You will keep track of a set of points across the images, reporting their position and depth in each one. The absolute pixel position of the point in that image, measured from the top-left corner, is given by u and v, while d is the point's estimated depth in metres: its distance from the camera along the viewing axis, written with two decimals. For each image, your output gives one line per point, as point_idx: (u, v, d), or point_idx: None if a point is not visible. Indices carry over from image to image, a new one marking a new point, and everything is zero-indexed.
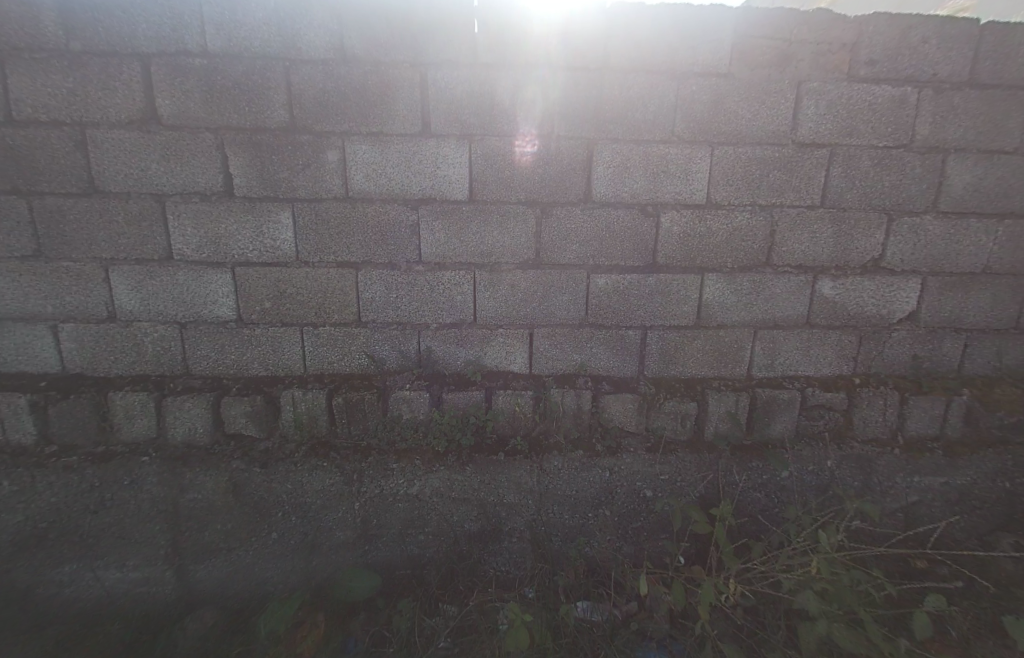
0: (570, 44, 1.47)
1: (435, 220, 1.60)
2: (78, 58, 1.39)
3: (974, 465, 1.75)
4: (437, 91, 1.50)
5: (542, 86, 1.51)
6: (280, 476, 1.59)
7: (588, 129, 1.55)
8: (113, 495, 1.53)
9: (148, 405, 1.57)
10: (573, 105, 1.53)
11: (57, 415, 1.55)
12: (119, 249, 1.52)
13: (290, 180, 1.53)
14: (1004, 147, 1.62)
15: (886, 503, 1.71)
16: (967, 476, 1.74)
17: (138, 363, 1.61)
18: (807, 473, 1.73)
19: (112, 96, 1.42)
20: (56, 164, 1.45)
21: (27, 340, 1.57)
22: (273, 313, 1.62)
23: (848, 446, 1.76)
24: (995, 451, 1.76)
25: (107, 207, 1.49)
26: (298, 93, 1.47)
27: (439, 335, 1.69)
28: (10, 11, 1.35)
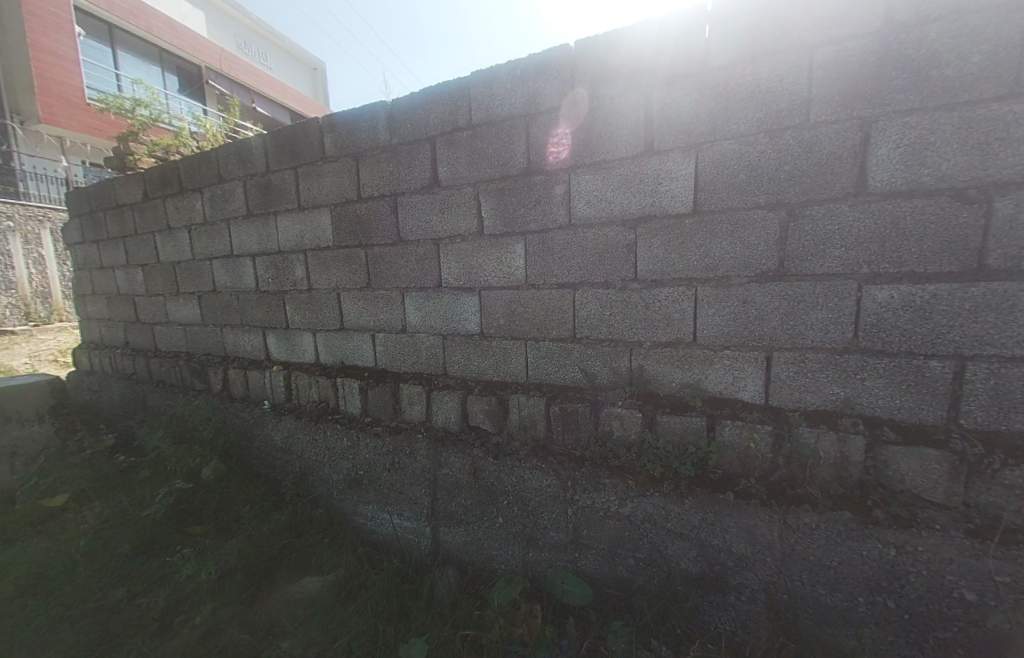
0: (830, 16, 1.25)
1: (655, 237, 1.57)
2: (395, 149, 1.99)
3: None
4: (661, 110, 1.50)
5: (789, 73, 1.31)
6: (507, 469, 1.81)
7: (858, 108, 1.25)
8: (399, 459, 2.04)
9: (422, 395, 2.04)
10: (835, 84, 1.27)
11: (372, 395, 2.16)
12: (411, 281, 2.08)
13: (525, 216, 1.78)
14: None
15: None
16: None
17: (417, 363, 2.14)
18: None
19: (414, 172, 1.98)
20: (381, 225, 2.10)
21: (358, 343, 2.27)
22: (506, 328, 1.90)
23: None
24: None
25: (406, 251, 2.06)
26: (535, 141, 1.72)
27: (653, 354, 1.63)
28: (364, 126, 2.04)
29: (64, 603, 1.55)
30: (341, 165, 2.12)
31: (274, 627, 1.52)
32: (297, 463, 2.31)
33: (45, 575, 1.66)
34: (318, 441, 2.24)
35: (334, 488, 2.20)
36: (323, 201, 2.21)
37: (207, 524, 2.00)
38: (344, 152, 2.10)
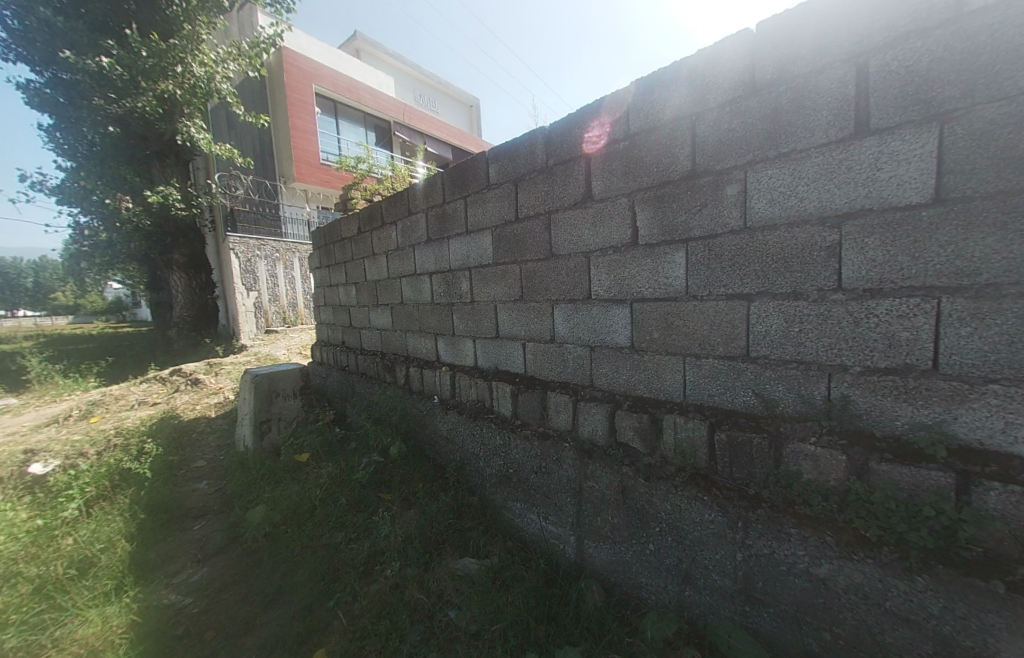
0: None
1: (869, 236, 1.25)
2: (551, 169, 2.10)
3: None
4: (881, 79, 1.20)
5: None
6: (661, 494, 1.68)
7: None
8: (546, 465, 2.11)
9: (569, 405, 2.06)
10: None
11: (522, 400, 2.30)
12: (562, 294, 2.14)
13: (687, 223, 1.64)
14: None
15: None
16: None
17: (564, 372, 2.17)
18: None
19: (569, 189, 2.04)
20: (534, 241, 2.22)
21: (510, 350, 2.44)
22: (661, 342, 1.76)
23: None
24: None
25: (558, 265, 2.14)
26: (703, 140, 1.57)
27: (864, 382, 1.29)
28: (523, 151, 2.20)
29: (310, 534, 2.11)
30: (502, 190, 2.34)
31: (443, 595, 1.76)
32: (457, 453, 2.63)
33: (298, 510, 2.30)
34: (475, 436, 2.51)
35: (487, 481, 2.43)
36: (486, 224, 2.48)
37: (395, 494, 2.46)
38: (505, 179, 2.32)
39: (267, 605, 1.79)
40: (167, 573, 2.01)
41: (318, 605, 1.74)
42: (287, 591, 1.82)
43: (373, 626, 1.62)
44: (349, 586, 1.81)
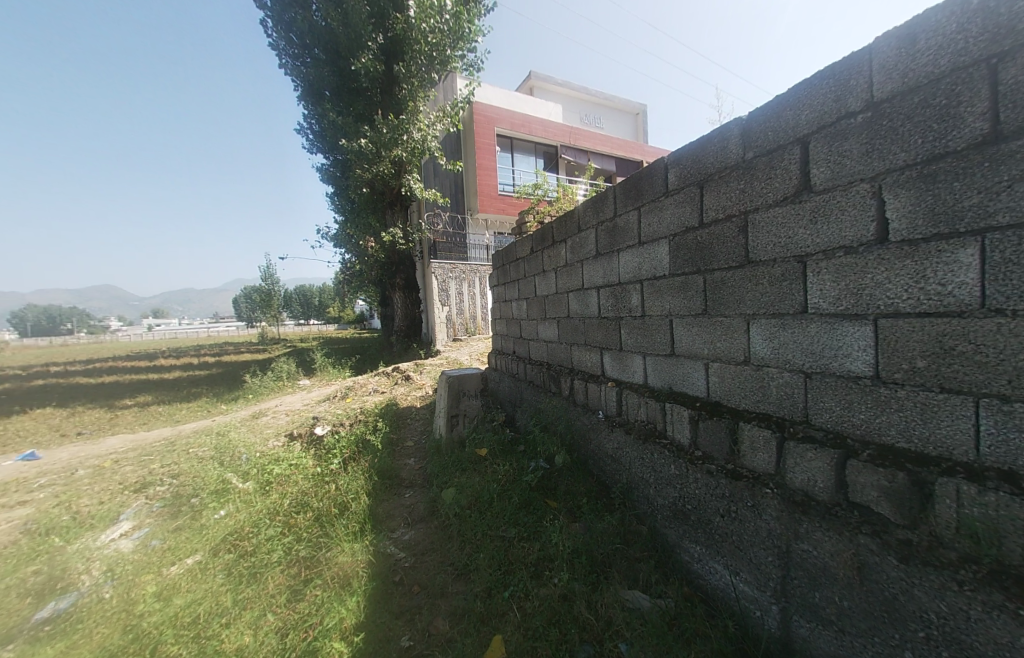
0: None
1: None
2: (749, 164, 1.79)
3: None
4: None
5: None
6: (930, 589, 1.20)
7: None
8: (737, 510, 1.78)
9: (772, 443, 1.68)
10: None
11: (705, 429, 1.99)
12: (762, 306, 1.76)
13: (982, 209, 1.14)
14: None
15: None
16: None
17: (763, 402, 1.79)
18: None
19: (774, 183, 1.70)
20: (724, 248, 1.92)
21: (690, 371, 2.16)
22: (930, 374, 1.26)
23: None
24: None
25: (756, 274, 1.78)
26: (1015, 89, 1.07)
27: None
28: (712, 148, 1.96)
29: (489, 523, 2.36)
30: (684, 195, 2.13)
31: (613, 622, 1.70)
32: (623, 474, 2.51)
33: (479, 499, 2.60)
34: (644, 460, 2.34)
35: (658, 511, 2.24)
36: (662, 233, 2.31)
37: (561, 505, 2.53)
38: (688, 182, 2.10)
39: (457, 578, 2.08)
40: (390, 527, 2.57)
41: (496, 592, 1.92)
42: (472, 570, 2.08)
43: (544, 630, 1.68)
44: (522, 582, 1.93)
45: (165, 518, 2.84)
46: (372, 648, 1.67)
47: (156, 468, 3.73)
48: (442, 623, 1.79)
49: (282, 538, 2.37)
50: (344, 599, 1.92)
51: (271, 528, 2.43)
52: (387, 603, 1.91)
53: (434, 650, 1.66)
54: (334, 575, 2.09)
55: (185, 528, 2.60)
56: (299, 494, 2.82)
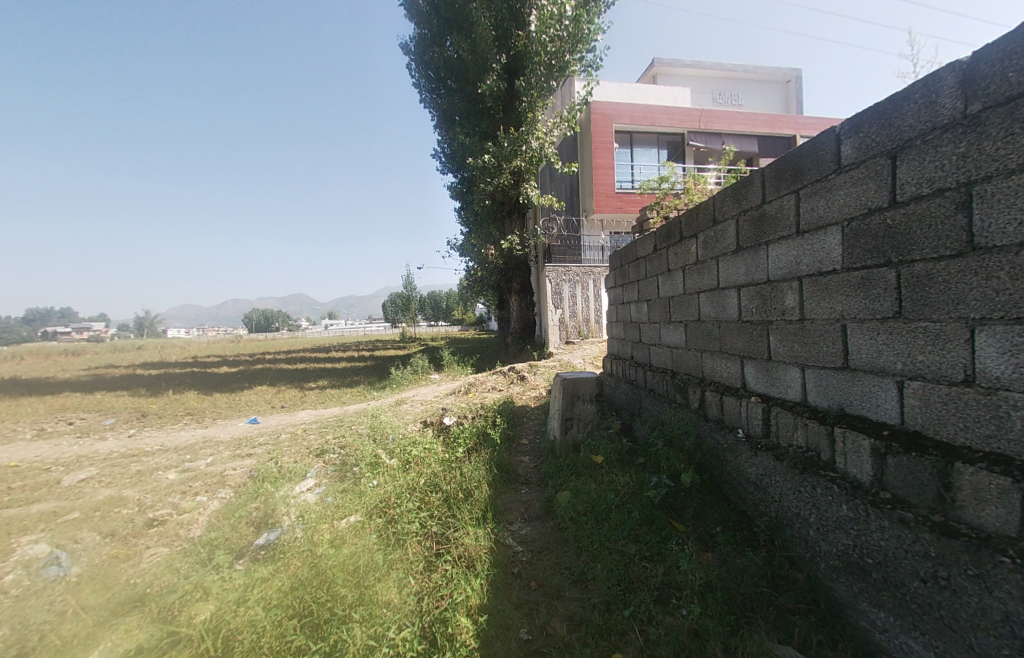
0: None
1: None
2: (974, 119, 1.33)
3: None
4: None
5: None
6: None
7: None
8: (951, 578, 1.34)
9: (1012, 497, 1.20)
10: None
11: (898, 466, 1.55)
12: (996, 307, 1.29)
13: None
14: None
15: None
16: None
17: (996, 439, 1.29)
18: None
19: (1018, 140, 1.22)
20: (935, 232, 1.46)
21: (873, 390, 1.71)
22: None
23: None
24: None
25: (986, 265, 1.30)
26: None
27: None
28: (913, 106, 1.52)
29: (607, 534, 2.28)
30: (866, 171, 1.71)
31: None
32: (773, 506, 2.15)
33: (595, 507, 2.53)
34: (803, 493, 1.95)
35: (821, 558, 1.84)
36: (831, 218, 1.89)
37: (690, 529, 2.30)
38: (873, 154, 1.67)
39: (574, 583, 2.06)
40: (509, 520, 2.70)
41: (616, 608, 1.83)
42: (589, 579, 2.03)
43: None
44: (645, 605, 1.81)
45: (335, 481, 3.52)
46: (494, 632, 1.77)
47: (330, 439, 4.65)
48: (559, 626, 1.79)
49: (419, 513, 2.70)
50: (469, 578, 2.07)
51: (410, 502, 2.79)
52: (508, 592, 2.01)
53: (553, 650, 1.67)
54: (461, 555, 2.29)
55: (349, 491, 3.17)
56: (431, 475, 3.17)
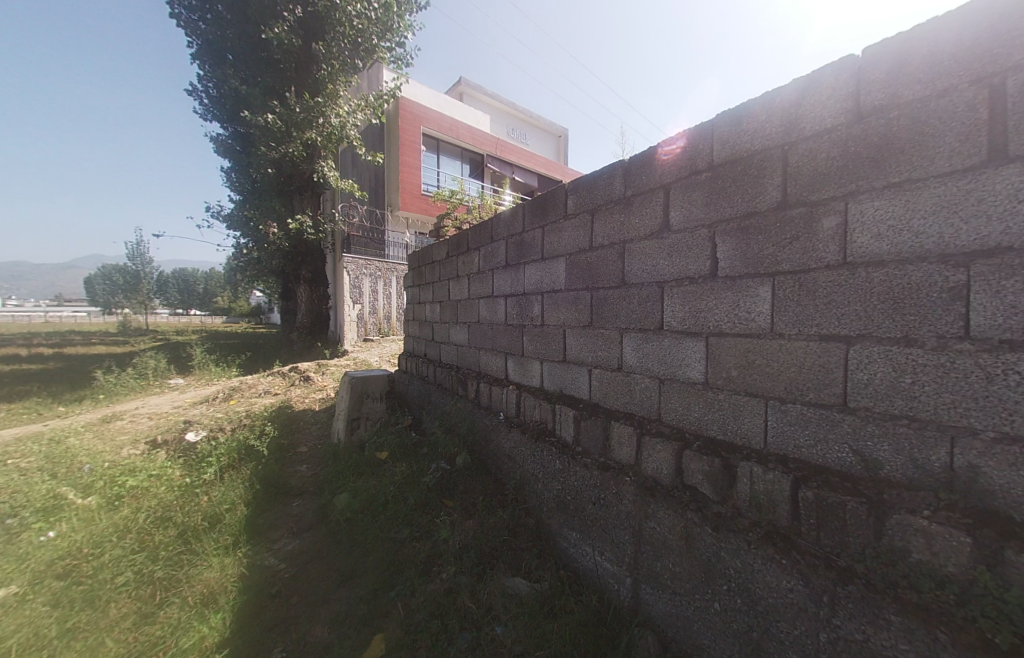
0: None
1: (1012, 277, 1.04)
2: (628, 200, 2.12)
3: None
4: (956, 115, 1.13)
5: None
6: (731, 551, 1.53)
7: None
8: (605, 497, 2.05)
9: (632, 437, 2.01)
10: None
11: (585, 427, 2.27)
12: (631, 323, 2.12)
13: (775, 256, 1.54)
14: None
15: None
16: None
17: (630, 403, 2.13)
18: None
19: (645, 220, 2.04)
20: (608, 270, 2.24)
21: (575, 377, 2.47)
22: (739, 382, 1.65)
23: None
24: None
25: (630, 294, 2.12)
26: (796, 171, 1.48)
27: (1002, 453, 1.05)
28: (602, 182, 2.27)
29: (381, 526, 2.37)
30: (579, 221, 2.43)
31: (492, 609, 1.83)
32: (515, 471, 2.71)
33: (373, 502, 2.58)
34: (536, 457, 2.54)
35: (544, 504, 2.43)
36: (560, 251, 2.58)
37: (456, 503, 2.63)
38: (583, 210, 2.40)
39: (341, 583, 2.03)
40: (271, 538, 2.40)
41: (382, 592, 1.92)
42: (357, 574, 2.05)
43: (425, 623, 1.76)
44: (409, 581, 1.97)
45: None
46: None
47: None
48: (321, 631, 1.75)
49: (131, 560, 2.08)
50: (205, 617, 1.77)
51: (118, 549, 2.12)
52: (259, 617, 1.80)
53: None
54: (195, 595, 1.89)
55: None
56: (157, 509, 2.48)
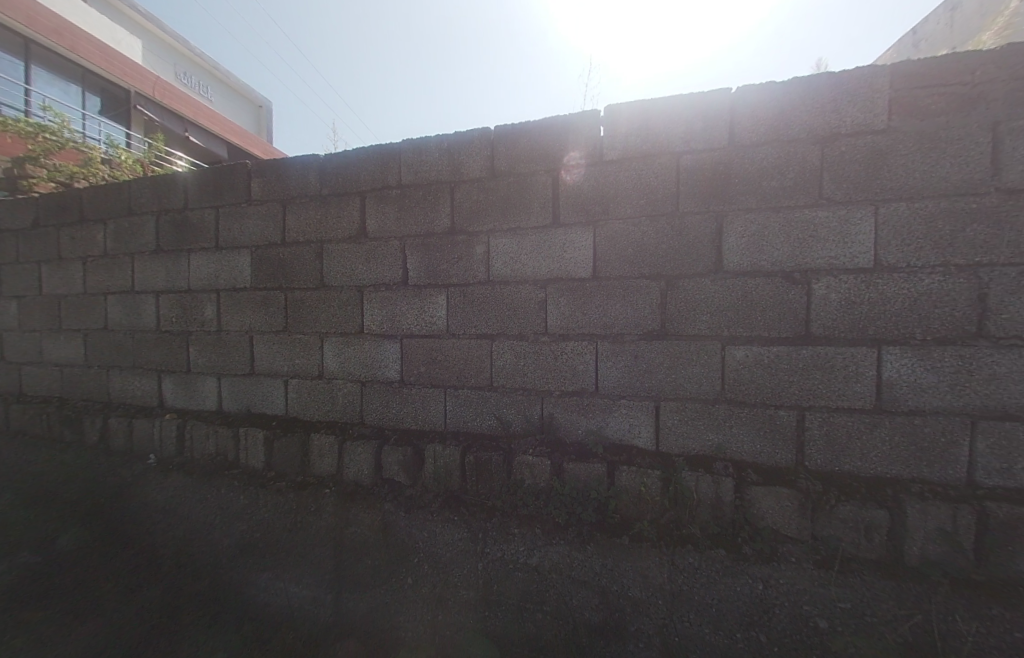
0: (675, 125, 1.56)
1: (563, 296, 1.71)
2: (324, 198, 2.04)
3: None
4: (537, 191, 1.75)
5: (641, 172, 1.61)
6: (418, 524, 1.73)
7: (686, 203, 1.56)
8: (303, 517, 1.86)
9: (334, 447, 1.97)
10: (678, 185, 1.56)
11: (279, 447, 2.06)
12: (332, 326, 2.04)
13: (448, 270, 1.87)
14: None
15: None
16: None
17: (331, 411, 2.07)
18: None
19: (341, 221, 2.02)
20: (304, 270, 2.07)
21: (267, 390, 2.16)
22: (425, 376, 1.91)
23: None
24: None
25: (327, 296, 2.04)
26: (459, 204, 1.86)
27: (562, 402, 1.72)
28: (295, 173, 2.08)
29: None
30: (267, 209, 2.12)
31: None
32: None
33: None
34: (210, 498, 2.03)
35: None
36: (243, 243, 2.17)
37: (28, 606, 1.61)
38: (271, 197, 2.11)
39: None
40: None
41: None
42: None
43: None
44: None
45: None
46: None
47: None
48: None
49: None
50: None
51: None
52: None
53: None
54: None
55: None
56: None
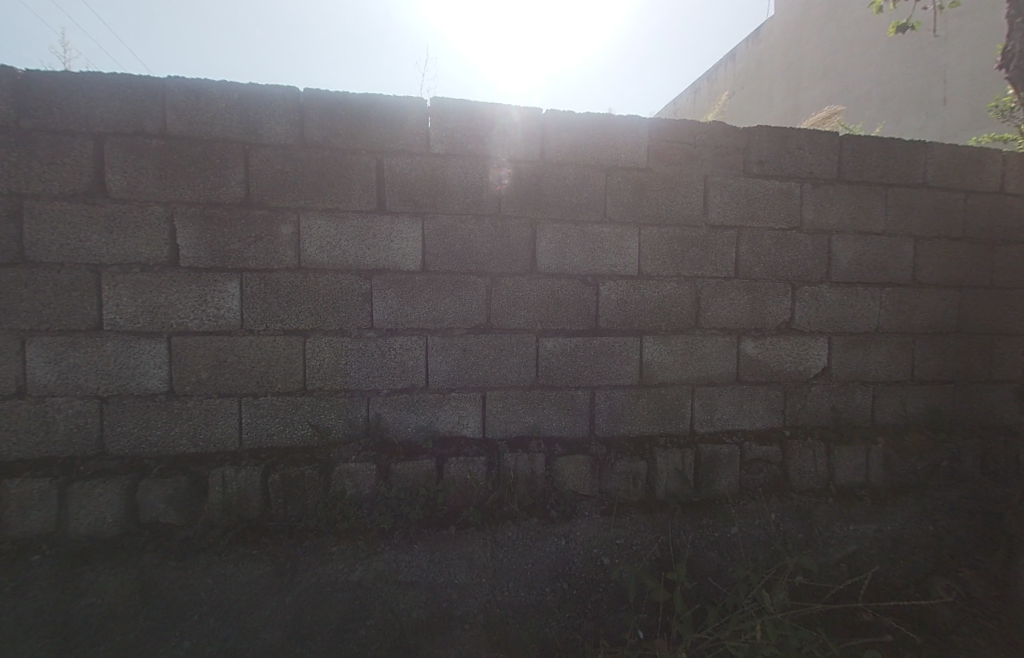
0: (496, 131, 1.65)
1: (389, 289, 1.62)
2: (24, 133, 1.40)
3: (913, 511, 1.77)
4: (358, 172, 1.59)
5: (466, 171, 1.65)
6: (198, 571, 1.36)
7: (506, 206, 1.67)
8: None
9: (48, 494, 1.39)
10: (499, 188, 1.66)
11: None
12: (43, 321, 1.42)
13: (242, 253, 1.53)
14: (880, 230, 1.91)
15: (844, 550, 1.64)
16: (914, 521, 1.75)
17: (43, 445, 1.45)
18: (815, 528, 1.68)
19: (58, 171, 1.42)
20: None
21: None
22: (210, 384, 1.53)
23: (817, 489, 1.81)
24: (927, 496, 1.83)
25: (32, 277, 1.41)
26: (257, 172, 1.54)
27: (389, 401, 1.63)
28: None
29: None
30: None
31: None
32: None
33: None
34: None
35: None
36: None
37: None
38: None
39: None
40: None
41: None
42: None
43: None
44: None
45: None
46: None
47: None
48: None
49: None
50: None
51: None
52: None
53: None
54: None
55: None
56: None
